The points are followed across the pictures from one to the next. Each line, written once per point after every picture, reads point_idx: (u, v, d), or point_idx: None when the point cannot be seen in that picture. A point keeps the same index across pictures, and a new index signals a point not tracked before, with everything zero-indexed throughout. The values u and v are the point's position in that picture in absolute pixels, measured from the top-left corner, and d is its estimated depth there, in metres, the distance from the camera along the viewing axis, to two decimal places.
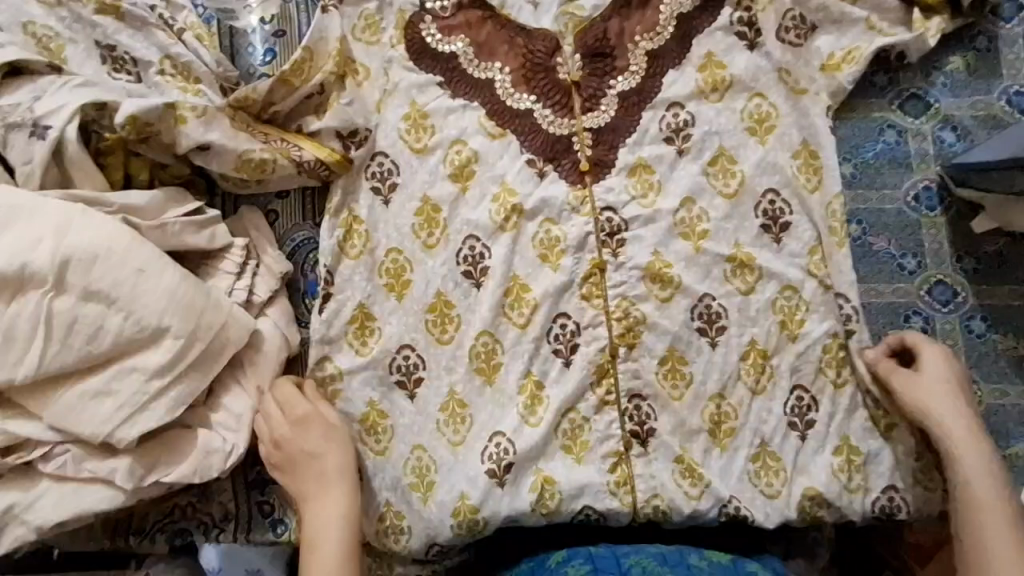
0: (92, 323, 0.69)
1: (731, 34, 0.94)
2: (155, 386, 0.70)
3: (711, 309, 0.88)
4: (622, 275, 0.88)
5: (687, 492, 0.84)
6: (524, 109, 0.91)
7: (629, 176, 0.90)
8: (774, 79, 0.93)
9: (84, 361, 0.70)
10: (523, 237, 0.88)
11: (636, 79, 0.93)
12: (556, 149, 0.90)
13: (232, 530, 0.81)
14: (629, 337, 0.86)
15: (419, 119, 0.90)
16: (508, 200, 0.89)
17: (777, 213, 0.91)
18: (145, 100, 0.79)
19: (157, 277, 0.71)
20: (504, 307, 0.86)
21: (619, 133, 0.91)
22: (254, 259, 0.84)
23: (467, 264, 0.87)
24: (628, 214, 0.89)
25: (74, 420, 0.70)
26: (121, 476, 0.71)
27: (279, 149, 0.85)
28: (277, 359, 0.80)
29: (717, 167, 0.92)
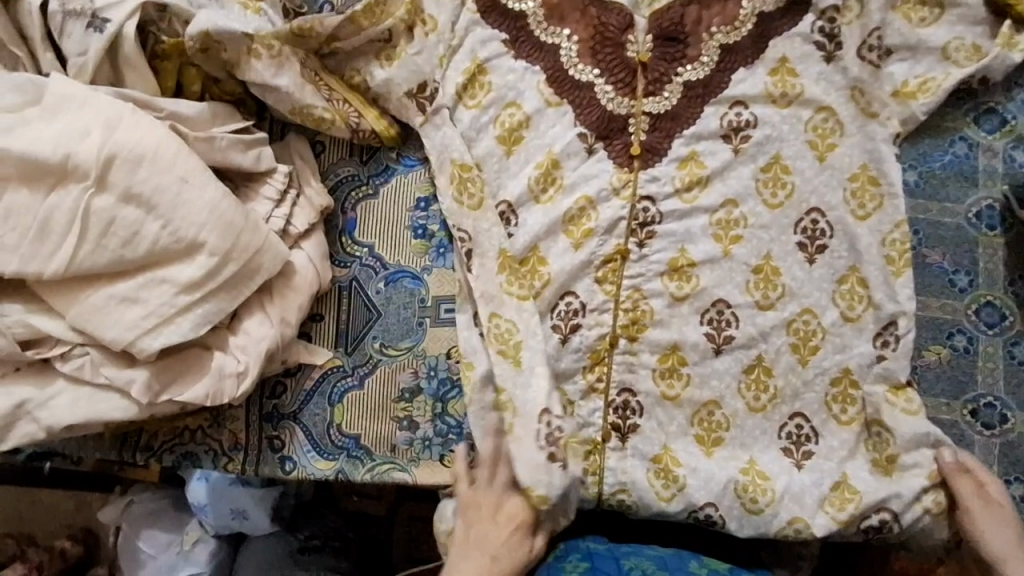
0: (128, 227, 0.74)
1: (809, 44, 0.89)
2: (182, 301, 0.76)
3: (722, 316, 0.87)
4: (642, 267, 0.88)
5: (659, 492, 0.85)
6: (585, 82, 0.90)
7: (679, 168, 0.89)
8: (845, 96, 0.88)
9: (115, 268, 0.75)
10: (558, 211, 0.88)
11: (705, 70, 0.89)
12: (611, 128, 0.89)
13: (239, 461, 0.90)
14: (633, 329, 0.87)
15: (477, 74, 0.91)
16: (552, 170, 0.89)
17: (816, 233, 0.87)
18: (221, 19, 0.84)
19: (199, 192, 0.76)
20: (516, 275, 0.88)
21: (678, 123, 0.89)
22: (294, 188, 0.89)
23: (494, 229, 0.89)
24: (666, 208, 0.89)
25: (99, 323, 0.75)
26: (139, 388, 0.76)
27: (338, 111, 0.90)
28: (307, 293, 0.86)
29: (769, 175, 0.88)
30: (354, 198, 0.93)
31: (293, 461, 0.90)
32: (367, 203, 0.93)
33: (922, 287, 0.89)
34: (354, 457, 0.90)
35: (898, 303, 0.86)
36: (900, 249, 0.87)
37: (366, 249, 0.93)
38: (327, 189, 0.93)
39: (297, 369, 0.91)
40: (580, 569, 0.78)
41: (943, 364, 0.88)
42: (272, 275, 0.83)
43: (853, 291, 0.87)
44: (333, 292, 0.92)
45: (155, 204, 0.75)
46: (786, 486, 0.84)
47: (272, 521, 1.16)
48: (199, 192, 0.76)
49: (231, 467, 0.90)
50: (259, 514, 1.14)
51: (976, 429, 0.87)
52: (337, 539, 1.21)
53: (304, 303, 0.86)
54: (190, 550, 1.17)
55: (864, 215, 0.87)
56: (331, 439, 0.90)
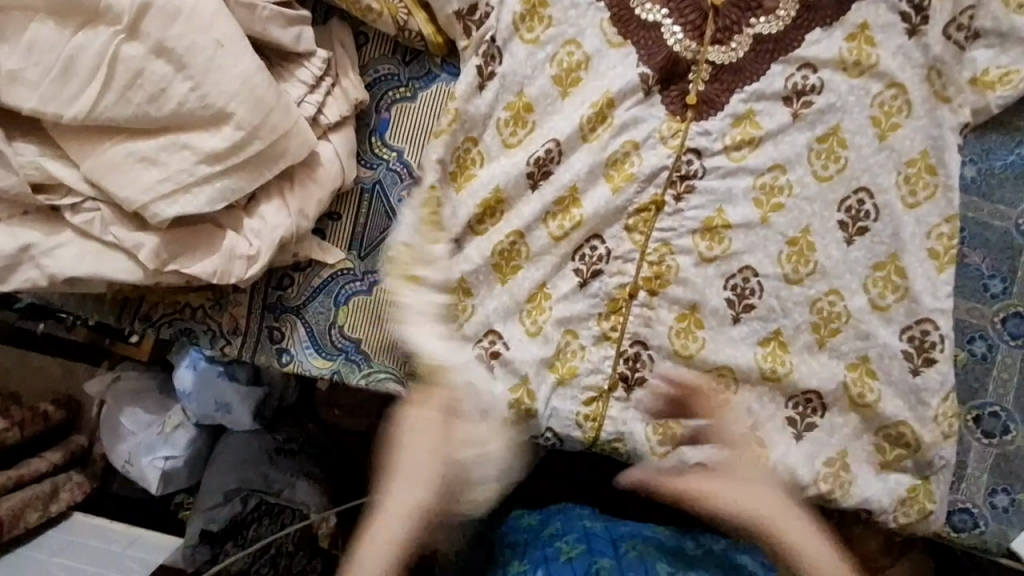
0: (157, 83, 0.70)
1: (894, 12, 0.83)
2: (202, 172, 0.73)
3: (747, 285, 0.85)
4: (675, 222, 0.85)
5: (654, 447, 0.86)
6: (651, 22, 0.84)
7: (733, 125, 0.85)
8: (920, 76, 0.83)
9: (137, 125, 0.72)
10: (602, 152, 0.85)
11: (780, 25, 0.83)
12: (672, 70, 0.85)
13: (238, 346, 0.90)
14: (655, 283, 0.85)
15: (537, 6, 0.84)
16: (605, 110, 0.85)
17: (859, 214, 0.84)
18: None
19: (234, 59, 0.72)
20: (547, 216, 0.86)
21: (742, 77, 0.84)
22: (332, 76, 0.84)
23: (535, 165, 0.85)
24: (710, 163, 0.85)
25: (115, 178, 0.72)
26: (147, 252, 0.74)
27: (387, 5, 0.84)
28: (330, 187, 0.83)
29: (825, 146, 0.84)
30: (390, 99, 0.89)
31: (291, 353, 0.89)
32: (403, 105, 0.89)
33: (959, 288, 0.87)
34: (353, 360, 0.89)
35: (937, 300, 0.83)
36: (946, 244, 0.84)
37: (395, 153, 0.89)
38: (364, 84, 0.88)
39: (307, 264, 0.89)
40: (575, 551, 0.82)
41: (959, 367, 0.87)
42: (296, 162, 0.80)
43: (885, 280, 0.84)
44: (355, 191, 0.89)
45: (187, 64, 0.71)
46: (780, 457, 0.84)
47: (253, 420, 1.17)
48: (232, 60, 0.72)
49: (228, 350, 0.89)
50: (241, 407, 1.15)
51: (975, 436, 0.87)
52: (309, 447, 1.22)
53: (324, 197, 0.82)
54: (170, 433, 1.19)
55: (914, 204, 0.84)
56: (332, 339, 0.89)
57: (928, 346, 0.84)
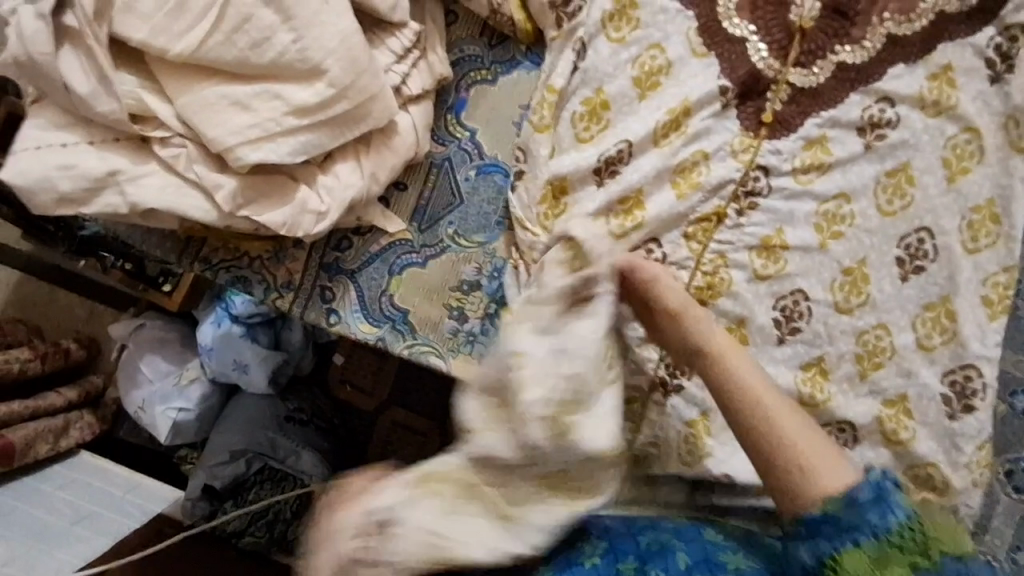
0: (261, 31, 0.72)
1: (979, 58, 0.83)
2: (288, 123, 0.75)
3: (797, 307, 0.86)
4: (734, 236, 0.86)
5: (685, 456, 0.87)
6: (737, 37, 0.85)
7: (804, 148, 0.86)
8: (995, 124, 0.83)
9: (234, 70, 0.74)
10: (671, 158, 0.86)
11: (865, 56, 0.84)
12: (751, 87, 0.86)
13: (289, 300, 0.91)
14: (706, 294, 0.86)
15: (628, 7, 0.86)
16: (681, 117, 0.86)
17: (916, 252, 0.84)
18: None
19: (337, 18, 0.74)
20: (611, 214, 0.86)
21: (820, 102, 0.85)
22: (419, 49, 0.86)
23: (604, 163, 0.86)
24: (776, 183, 0.86)
25: (207, 119, 0.74)
26: (226, 195, 0.76)
27: None
28: (405, 156, 0.85)
29: (892, 181, 0.84)
30: (471, 79, 0.90)
31: (339, 316, 0.90)
32: (481, 87, 0.90)
33: (1011, 340, 0.87)
34: (399, 330, 0.90)
35: (984, 347, 0.83)
36: (1001, 293, 0.84)
37: (468, 133, 0.90)
38: (449, 61, 0.89)
39: (368, 230, 0.91)
40: None
41: (997, 418, 0.87)
42: (375, 127, 0.82)
43: (935, 321, 0.84)
44: (424, 165, 0.91)
45: (292, 16, 0.73)
46: None
47: (268, 384, 1.19)
48: (333, 20, 0.74)
49: (279, 303, 0.91)
50: (258, 369, 1.17)
51: (1006, 489, 0.87)
52: (320, 419, 1.26)
53: (398, 165, 0.84)
54: (186, 386, 1.21)
55: (974, 249, 0.84)
56: (381, 305, 0.90)
57: (968, 393, 0.84)
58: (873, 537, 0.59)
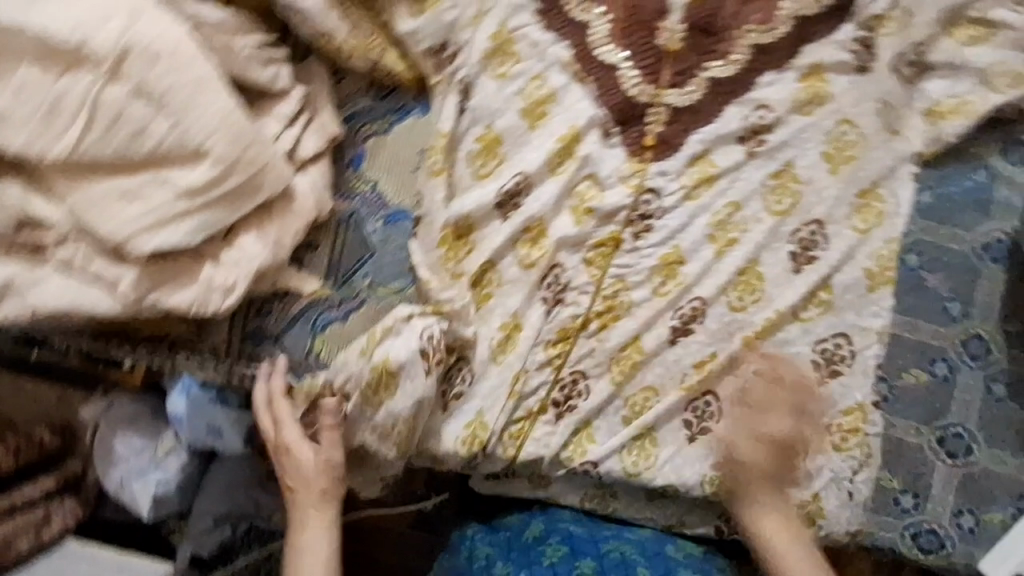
0: (138, 123, 0.73)
1: (844, 52, 0.87)
2: (181, 207, 0.76)
3: (693, 310, 0.88)
4: (632, 258, 0.88)
5: (627, 467, 0.89)
6: (612, 63, 0.88)
7: (690, 165, 0.88)
8: (869, 109, 0.87)
9: (119, 163, 0.74)
10: (567, 185, 0.88)
11: (735, 67, 0.87)
12: (629, 113, 0.88)
13: (215, 374, 0.91)
14: (606, 317, 0.89)
15: (505, 43, 0.88)
16: (572, 143, 0.88)
17: (809, 243, 0.87)
18: None
19: (214, 97, 0.75)
20: (518, 244, 0.89)
21: (699, 119, 0.87)
22: (308, 112, 0.87)
23: (506, 196, 0.88)
24: (667, 203, 0.88)
25: (98, 215, 0.75)
26: (128, 285, 0.77)
27: (365, 44, 0.87)
28: (307, 219, 0.86)
29: (778, 181, 0.88)
30: (366, 133, 0.91)
31: None
32: (379, 138, 0.91)
33: (902, 303, 0.88)
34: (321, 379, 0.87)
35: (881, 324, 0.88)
36: (883, 265, 0.87)
37: (371, 186, 0.91)
38: (341, 119, 0.91)
39: (285, 293, 0.89)
40: (559, 553, 0.85)
41: (920, 388, 0.88)
42: (274, 195, 0.84)
43: (835, 302, 0.87)
44: (332, 223, 0.90)
45: (167, 104, 0.73)
46: None
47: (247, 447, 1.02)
48: (213, 99, 0.75)
49: (206, 378, 0.91)
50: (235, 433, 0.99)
51: (940, 457, 0.88)
52: None
53: (301, 228, 0.86)
54: (162, 459, 1.08)
55: (867, 231, 0.87)
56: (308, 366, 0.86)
57: (836, 358, 0.87)
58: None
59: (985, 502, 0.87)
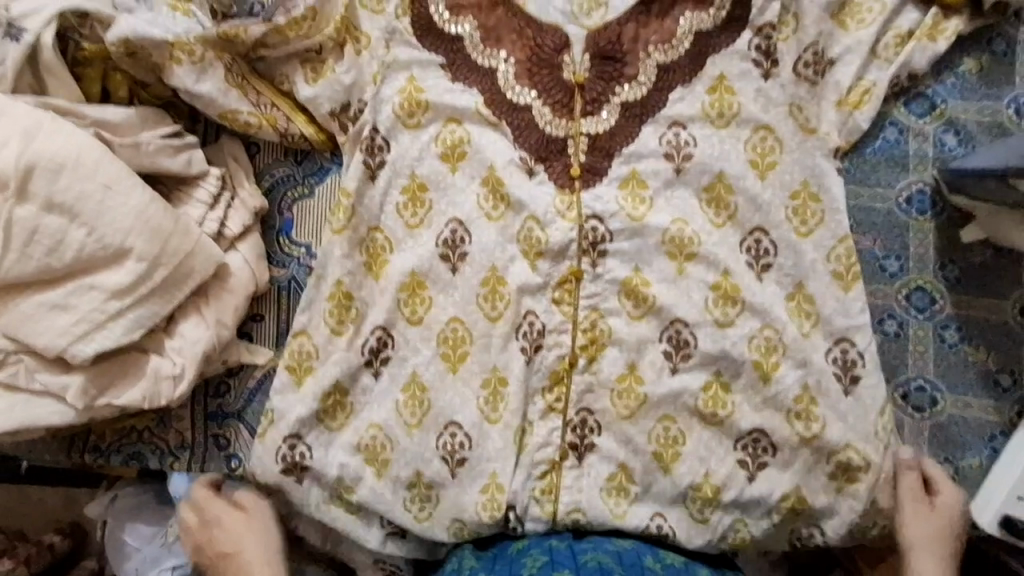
0: (54, 235, 0.75)
1: (746, 61, 0.88)
2: (112, 307, 0.77)
3: (680, 336, 0.87)
4: (597, 287, 0.88)
5: (612, 510, 0.86)
6: (522, 104, 0.88)
7: (621, 188, 0.88)
8: (783, 114, 0.88)
9: (42, 277, 0.76)
10: (506, 230, 0.88)
11: (642, 89, 0.88)
12: (550, 150, 0.88)
13: (186, 460, 0.92)
14: (591, 350, 0.88)
15: (414, 94, 0.88)
16: (498, 186, 0.88)
17: (760, 253, 0.88)
18: (143, 26, 0.82)
19: (125, 197, 0.77)
20: (478, 297, 0.88)
21: (617, 140, 0.88)
22: (228, 190, 0.89)
23: (446, 247, 0.88)
24: (614, 226, 0.88)
25: (32, 330, 0.76)
26: (74, 394, 0.78)
27: (266, 116, 0.89)
28: (244, 294, 0.87)
29: (712, 194, 0.88)
30: (290, 200, 0.93)
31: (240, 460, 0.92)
32: (303, 203, 0.93)
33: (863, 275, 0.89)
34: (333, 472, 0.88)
35: (850, 319, 0.86)
36: (846, 263, 0.87)
37: (304, 248, 0.93)
38: (261, 191, 0.92)
39: (240, 368, 0.92)
40: (539, 563, 0.80)
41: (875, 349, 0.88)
42: (206, 277, 0.84)
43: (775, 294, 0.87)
44: (272, 292, 0.93)
45: (79, 213, 0.76)
46: (730, 500, 0.86)
47: None
48: (123, 199, 0.77)
49: (177, 466, 0.92)
50: None
51: (907, 413, 0.88)
52: None
53: (239, 304, 0.87)
54: (174, 540, 1.04)
55: (806, 232, 0.87)
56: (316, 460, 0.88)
57: (850, 364, 0.86)
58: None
59: (959, 449, 0.87)
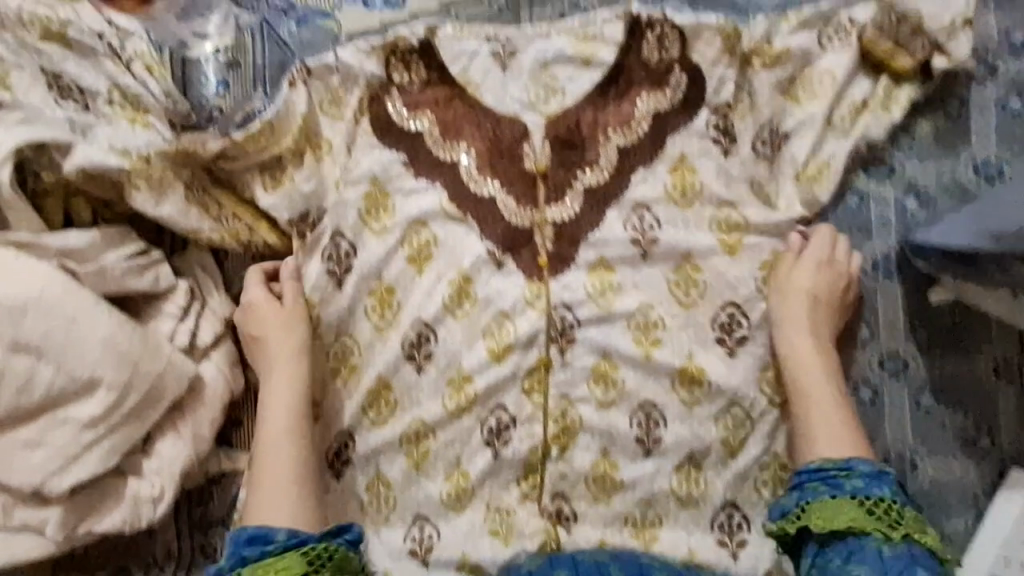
0: (22, 376, 0.75)
1: (706, 139, 0.89)
2: (87, 438, 0.78)
3: (651, 415, 0.88)
4: (568, 374, 0.89)
5: None
6: (486, 196, 0.89)
7: (589, 274, 0.89)
8: (746, 192, 0.89)
9: (14, 416, 0.76)
10: (473, 326, 0.89)
11: (603, 174, 0.89)
12: (516, 240, 0.89)
13: (171, 569, 0.91)
14: (563, 438, 0.89)
15: (379, 198, 0.89)
16: (463, 286, 0.89)
17: (732, 326, 0.88)
18: (99, 155, 0.83)
19: (90, 328, 0.78)
20: (442, 395, 0.89)
21: (584, 227, 0.89)
22: (197, 301, 0.90)
23: (411, 348, 0.90)
24: (584, 315, 0.88)
25: (6, 468, 0.76)
26: (52, 527, 0.78)
27: (228, 230, 0.90)
28: (218, 406, 0.87)
29: (679, 275, 0.89)
30: None
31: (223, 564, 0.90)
32: None
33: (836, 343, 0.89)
34: None
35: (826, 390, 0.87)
36: (821, 337, 0.87)
37: None
38: (231, 299, 0.93)
39: (221, 476, 0.92)
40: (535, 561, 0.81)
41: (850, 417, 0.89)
42: (180, 394, 0.85)
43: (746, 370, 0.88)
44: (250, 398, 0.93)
45: (45, 351, 0.76)
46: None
47: None
48: (90, 329, 0.78)
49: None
50: None
51: None
52: None
53: (216, 416, 0.87)
54: None
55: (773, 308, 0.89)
56: None
57: None
58: (852, 496, 0.78)
59: (942, 515, 0.87)
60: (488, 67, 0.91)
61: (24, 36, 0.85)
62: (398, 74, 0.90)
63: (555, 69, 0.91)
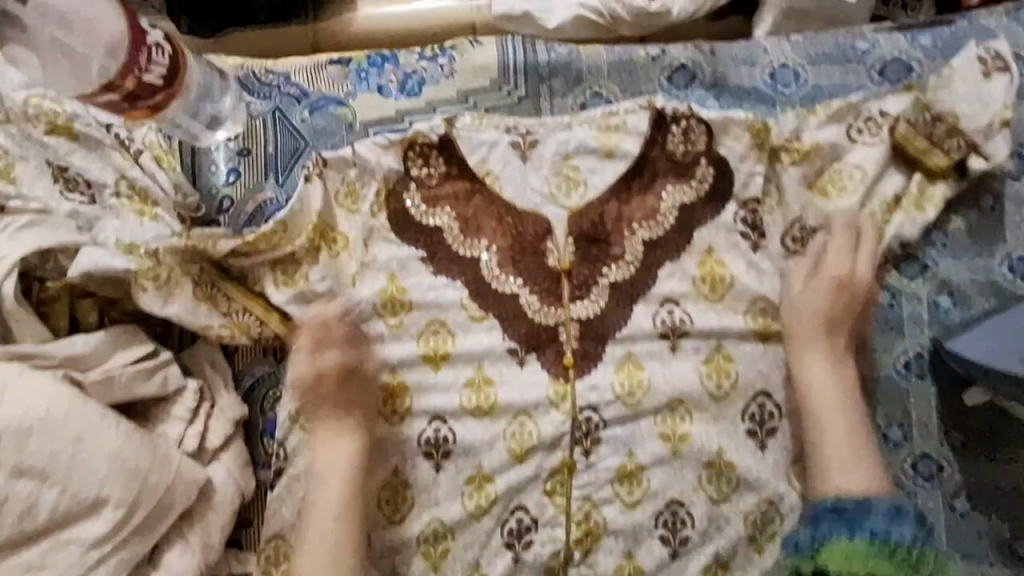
0: (25, 500, 0.72)
1: (734, 233, 0.87)
2: (92, 558, 0.75)
3: (677, 517, 0.85)
4: (591, 476, 0.86)
5: None
6: (508, 293, 0.86)
7: (617, 371, 0.86)
8: (778, 286, 0.86)
9: (16, 539, 0.73)
10: (493, 426, 0.86)
11: (630, 270, 0.86)
12: (540, 338, 0.86)
13: None
14: (586, 542, 0.85)
15: (396, 295, 0.87)
16: (483, 385, 0.86)
17: (765, 418, 0.85)
18: (103, 258, 0.80)
19: (96, 445, 0.75)
20: (461, 496, 0.86)
21: (609, 324, 0.86)
22: (207, 400, 0.86)
23: (429, 446, 0.86)
24: (609, 414, 0.86)
25: None
26: None
27: (238, 324, 0.86)
28: (229, 511, 0.84)
29: (711, 365, 0.85)
30: (270, 402, 0.89)
31: None
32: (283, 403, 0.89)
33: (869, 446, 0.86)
34: None
35: None
36: None
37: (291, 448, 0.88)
38: (240, 396, 0.89)
39: None
40: None
41: None
42: (189, 503, 0.81)
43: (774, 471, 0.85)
44: (260, 495, 0.89)
45: (49, 473, 0.73)
46: None
47: None
48: (96, 446, 0.75)
49: None
50: None
51: None
52: None
53: (225, 521, 0.83)
54: None
55: None
56: None
57: None
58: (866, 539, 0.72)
59: None
60: (509, 157, 0.89)
61: (29, 130, 0.83)
62: (415, 167, 0.88)
63: (576, 160, 0.89)
